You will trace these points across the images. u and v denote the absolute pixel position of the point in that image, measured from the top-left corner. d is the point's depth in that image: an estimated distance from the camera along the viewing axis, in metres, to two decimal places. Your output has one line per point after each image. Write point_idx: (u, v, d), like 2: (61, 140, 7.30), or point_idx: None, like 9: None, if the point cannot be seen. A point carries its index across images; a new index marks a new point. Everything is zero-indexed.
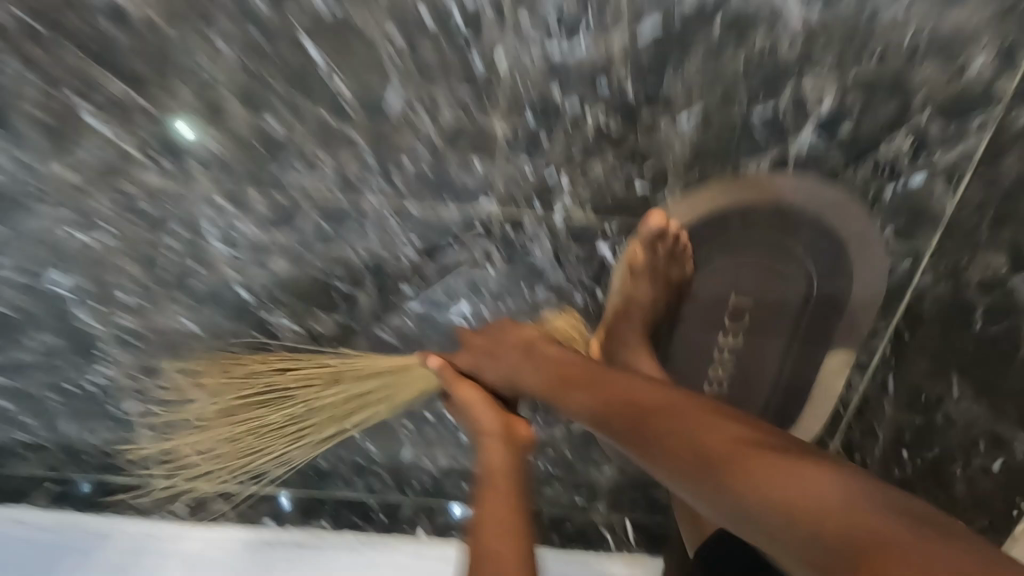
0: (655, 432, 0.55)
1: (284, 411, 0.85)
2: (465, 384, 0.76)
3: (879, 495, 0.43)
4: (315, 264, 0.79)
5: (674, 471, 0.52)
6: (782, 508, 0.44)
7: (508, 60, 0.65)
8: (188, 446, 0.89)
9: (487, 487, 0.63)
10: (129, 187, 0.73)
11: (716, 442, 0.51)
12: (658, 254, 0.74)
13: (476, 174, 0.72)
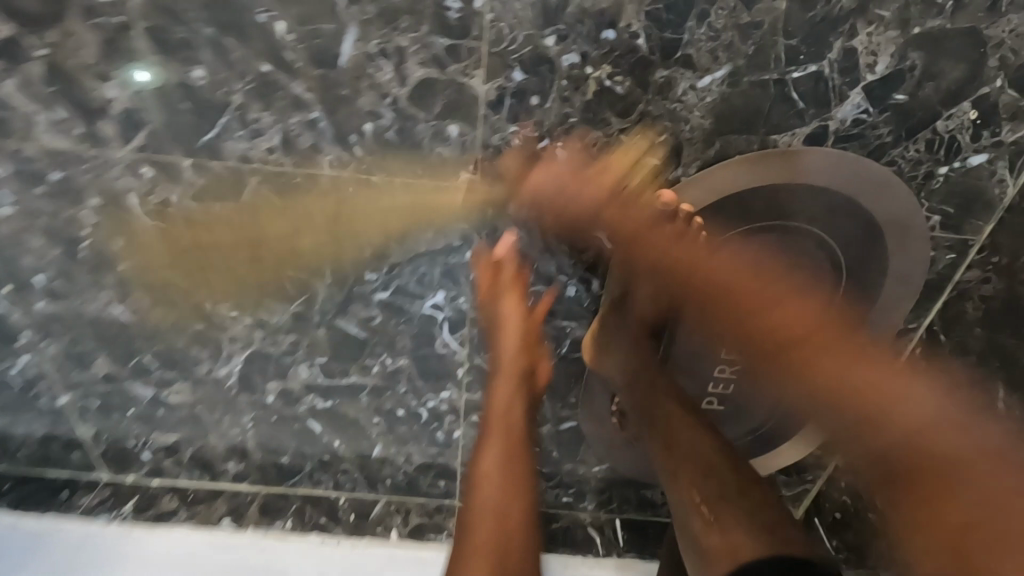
0: (747, 312, 0.59)
1: (278, 231, 0.66)
2: (507, 295, 0.66)
3: (956, 418, 0.51)
4: (263, 245, 0.68)
5: (750, 347, 0.60)
6: (867, 415, 0.53)
7: (491, 1, 0.52)
8: (150, 275, 0.71)
9: (494, 436, 0.60)
10: (31, 153, 0.62)
11: (809, 329, 0.56)
12: None
13: (451, 143, 0.60)
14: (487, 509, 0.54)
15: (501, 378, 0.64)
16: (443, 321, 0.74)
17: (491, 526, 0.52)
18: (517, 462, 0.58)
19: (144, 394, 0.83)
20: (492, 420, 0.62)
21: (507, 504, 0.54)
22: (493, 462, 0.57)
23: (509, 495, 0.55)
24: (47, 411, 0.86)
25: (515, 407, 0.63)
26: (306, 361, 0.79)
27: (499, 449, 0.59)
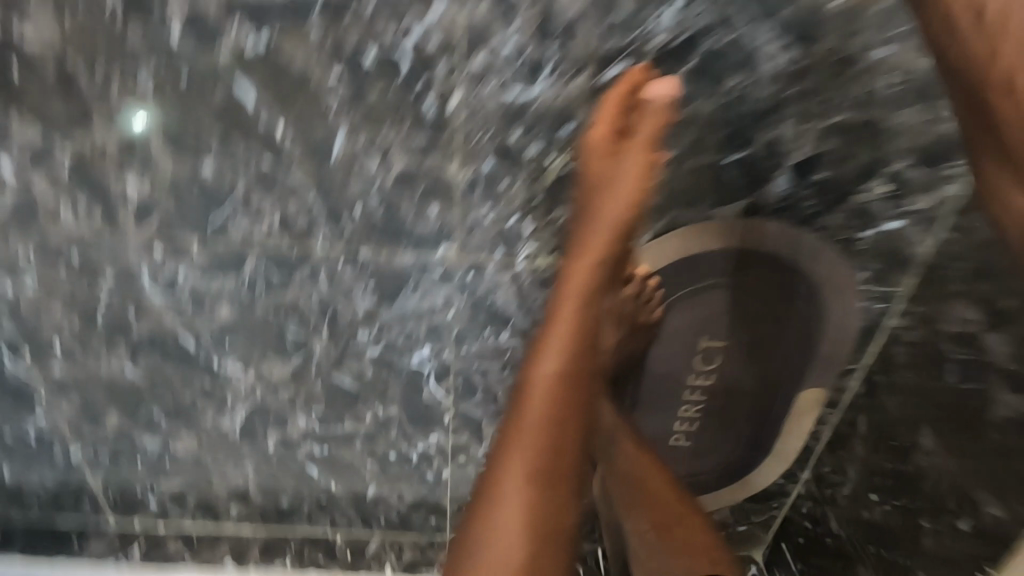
0: None
1: None
2: (634, 155, 0.60)
3: None
4: (263, 310, 0.75)
5: None
6: None
7: (462, 105, 0.60)
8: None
9: (559, 321, 0.59)
10: (54, 237, 0.69)
11: None
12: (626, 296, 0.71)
13: (432, 220, 0.68)
14: (527, 429, 0.55)
15: (584, 257, 0.60)
16: (430, 373, 0.81)
17: (540, 451, 0.54)
18: (578, 384, 0.57)
19: (152, 446, 0.89)
20: (564, 307, 0.59)
21: (557, 432, 0.55)
22: (544, 403, 0.55)
23: (563, 420, 0.55)
24: (61, 463, 0.91)
25: (597, 295, 0.60)
26: (303, 411, 0.85)
27: (556, 350, 0.57)
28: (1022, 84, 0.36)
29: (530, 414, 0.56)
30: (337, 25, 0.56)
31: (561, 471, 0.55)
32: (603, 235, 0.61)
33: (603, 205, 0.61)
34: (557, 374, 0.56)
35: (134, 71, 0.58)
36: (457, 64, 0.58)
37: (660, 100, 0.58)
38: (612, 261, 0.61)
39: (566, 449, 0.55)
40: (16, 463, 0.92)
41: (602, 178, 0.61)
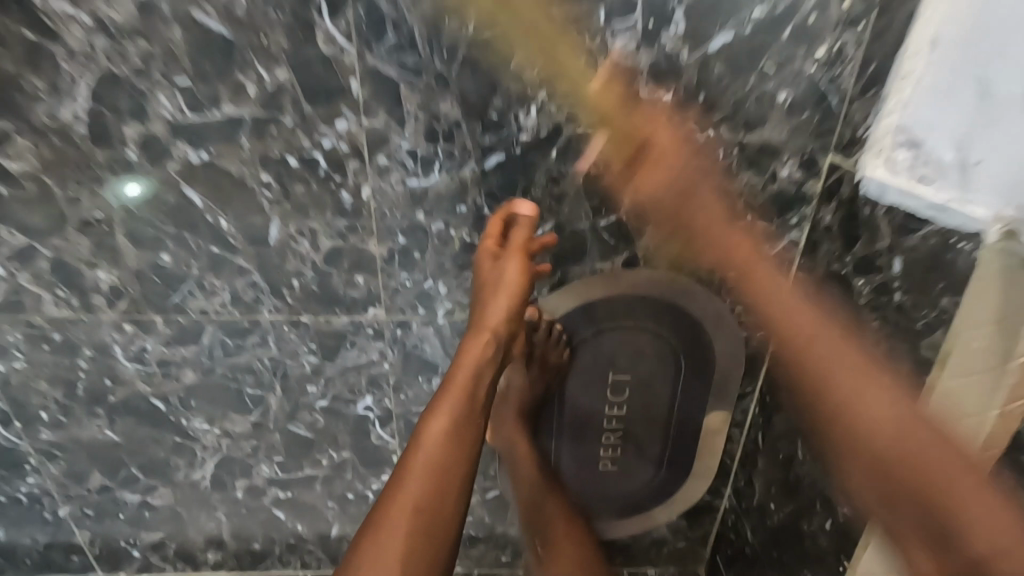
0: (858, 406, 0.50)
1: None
2: (511, 260, 0.72)
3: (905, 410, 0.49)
4: (223, 372, 0.86)
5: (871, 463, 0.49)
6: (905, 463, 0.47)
7: (373, 193, 0.72)
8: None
9: (454, 379, 0.69)
10: (39, 322, 0.80)
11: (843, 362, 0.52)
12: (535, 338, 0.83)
13: (360, 287, 0.79)
14: (415, 472, 0.64)
15: (480, 335, 0.71)
16: (374, 419, 0.91)
17: (424, 490, 0.64)
18: (464, 441, 0.67)
19: (132, 501, 0.99)
20: (455, 378, 0.69)
21: (440, 483, 0.64)
22: (433, 448, 0.66)
23: (444, 470, 0.65)
24: (50, 520, 1.00)
25: (483, 370, 0.70)
26: (266, 459, 0.95)
27: (450, 402, 0.68)
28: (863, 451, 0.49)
29: (416, 468, 0.64)
30: (264, 139, 0.69)
31: (440, 514, 0.63)
32: (492, 321, 0.72)
33: (488, 297, 0.72)
34: (442, 436, 0.66)
35: (101, 185, 0.71)
36: (366, 163, 0.70)
37: (524, 215, 0.73)
38: (499, 341, 0.72)
39: (443, 494, 0.64)
40: (10, 524, 1.01)
41: (487, 273, 0.72)
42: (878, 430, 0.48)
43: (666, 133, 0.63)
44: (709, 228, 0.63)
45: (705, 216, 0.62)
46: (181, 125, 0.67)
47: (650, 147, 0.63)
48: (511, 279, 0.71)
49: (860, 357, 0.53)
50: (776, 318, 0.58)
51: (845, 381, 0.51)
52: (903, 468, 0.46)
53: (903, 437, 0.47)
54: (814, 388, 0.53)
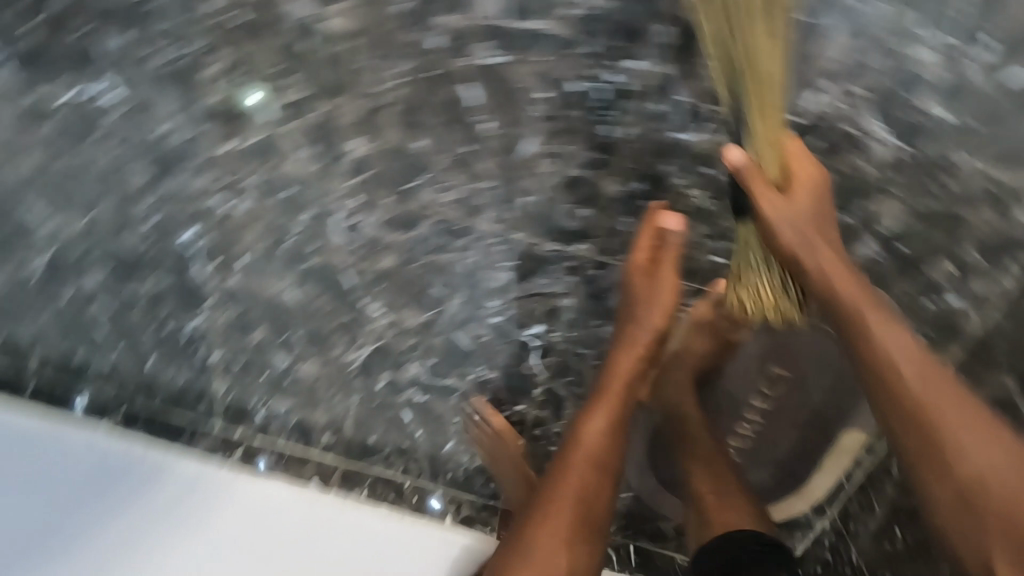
0: (911, 407, 0.62)
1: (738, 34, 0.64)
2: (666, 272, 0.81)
3: (978, 431, 0.60)
4: (418, 267, 0.91)
5: (937, 468, 0.61)
6: (938, 455, 0.61)
7: (636, 136, 0.77)
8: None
9: (605, 394, 0.82)
10: (281, 173, 0.86)
11: (903, 366, 0.63)
12: (722, 314, 0.85)
13: (582, 221, 0.83)
14: (570, 481, 0.78)
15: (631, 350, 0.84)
16: (535, 347, 0.95)
17: (579, 491, 0.77)
18: (611, 448, 0.80)
19: (282, 365, 1.04)
20: (609, 388, 0.83)
21: (591, 483, 0.78)
22: (587, 457, 0.79)
23: (596, 474, 0.79)
24: (199, 362, 1.06)
25: (633, 381, 0.84)
26: (418, 360, 1.00)
27: (604, 408, 0.82)
28: (937, 460, 0.61)
29: (577, 460, 0.79)
30: (562, 57, 0.74)
31: (587, 514, 0.77)
32: (641, 338, 0.84)
33: (642, 305, 0.83)
34: (599, 434, 0.80)
35: (398, 61, 0.76)
36: (636, 103, 0.75)
37: (737, 162, 0.69)
38: (648, 354, 0.84)
39: (593, 493, 0.78)
40: (161, 355, 1.06)
41: (642, 291, 0.82)
42: (992, 478, 0.58)
43: (804, 191, 0.70)
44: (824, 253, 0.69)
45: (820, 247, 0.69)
46: (496, 29, 0.73)
47: (786, 174, 0.71)
48: (670, 282, 0.81)
49: (949, 385, 0.63)
50: (893, 366, 0.64)
51: (938, 427, 0.61)
52: (960, 490, 0.60)
53: (957, 447, 0.60)
54: (933, 445, 0.61)
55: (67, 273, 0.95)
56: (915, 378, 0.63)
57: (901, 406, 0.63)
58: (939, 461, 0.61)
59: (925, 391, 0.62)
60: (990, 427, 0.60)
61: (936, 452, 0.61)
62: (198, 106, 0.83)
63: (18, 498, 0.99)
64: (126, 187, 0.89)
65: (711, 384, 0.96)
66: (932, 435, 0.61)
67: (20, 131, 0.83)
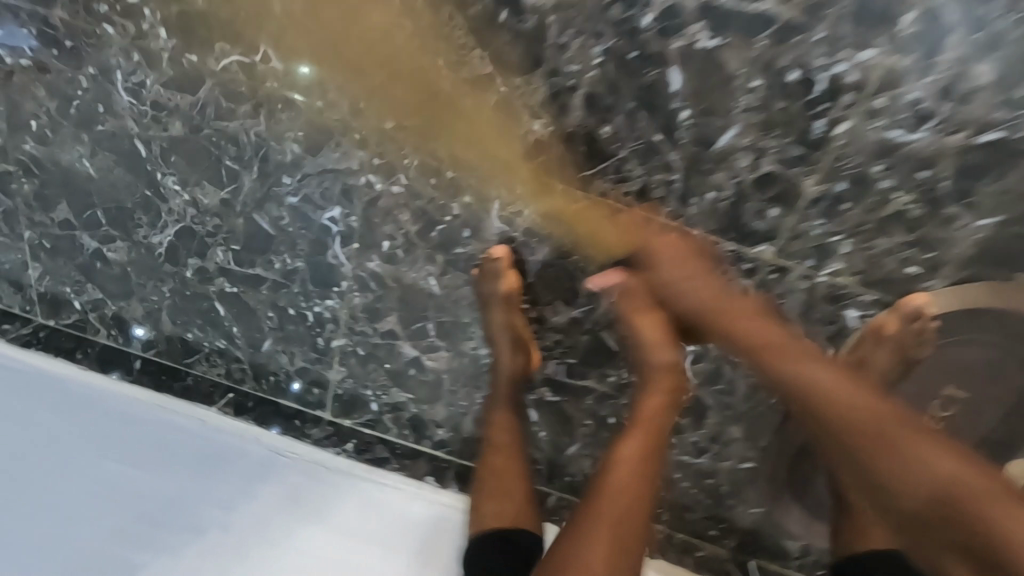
0: (847, 420, 0.67)
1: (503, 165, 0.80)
2: (646, 313, 0.85)
3: (921, 435, 0.64)
4: (577, 260, 0.86)
5: (884, 473, 0.64)
6: (885, 460, 0.64)
7: (848, 133, 0.71)
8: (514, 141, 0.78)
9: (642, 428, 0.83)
10: (444, 153, 0.81)
11: (828, 389, 0.70)
12: (911, 329, 0.80)
13: (768, 221, 0.78)
14: (596, 507, 0.78)
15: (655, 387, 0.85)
16: (688, 354, 0.90)
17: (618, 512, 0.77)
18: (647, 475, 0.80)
19: (408, 355, 0.99)
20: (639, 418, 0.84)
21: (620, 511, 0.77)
22: (624, 474, 0.80)
23: (627, 491, 0.78)
24: (319, 348, 1.01)
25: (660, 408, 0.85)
26: (556, 359, 0.95)
27: (635, 441, 0.82)
28: (886, 464, 0.64)
29: (619, 488, 0.79)
30: (782, 45, 0.67)
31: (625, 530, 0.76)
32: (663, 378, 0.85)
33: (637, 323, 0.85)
34: (632, 461, 0.80)
35: (596, 41, 0.71)
36: (862, 99, 0.69)
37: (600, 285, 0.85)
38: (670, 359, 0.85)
39: (626, 526, 0.76)
40: (281, 338, 1.01)
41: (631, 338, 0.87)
42: (953, 476, 0.61)
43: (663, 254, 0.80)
44: (728, 304, 0.79)
45: (715, 291, 0.80)
46: (714, 9, 0.67)
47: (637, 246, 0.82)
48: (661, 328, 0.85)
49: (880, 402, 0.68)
50: (819, 390, 0.70)
51: (861, 454, 0.65)
52: (927, 497, 0.61)
53: (904, 451, 0.63)
54: (877, 449, 0.64)
55: (196, 244, 0.95)
56: (841, 392, 0.69)
57: (833, 421, 0.68)
58: (888, 464, 0.64)
59: (861, 409, 0.67)
60: (928, 432, 0.65)
61: (886, 455, 0.64)
62: (365, 79, 0.78)
63: (142, 475, 1.00)
64: (277, 161, 0.85)
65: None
66: (868, 439, 0.65)
67: (178, 96, 0.83)
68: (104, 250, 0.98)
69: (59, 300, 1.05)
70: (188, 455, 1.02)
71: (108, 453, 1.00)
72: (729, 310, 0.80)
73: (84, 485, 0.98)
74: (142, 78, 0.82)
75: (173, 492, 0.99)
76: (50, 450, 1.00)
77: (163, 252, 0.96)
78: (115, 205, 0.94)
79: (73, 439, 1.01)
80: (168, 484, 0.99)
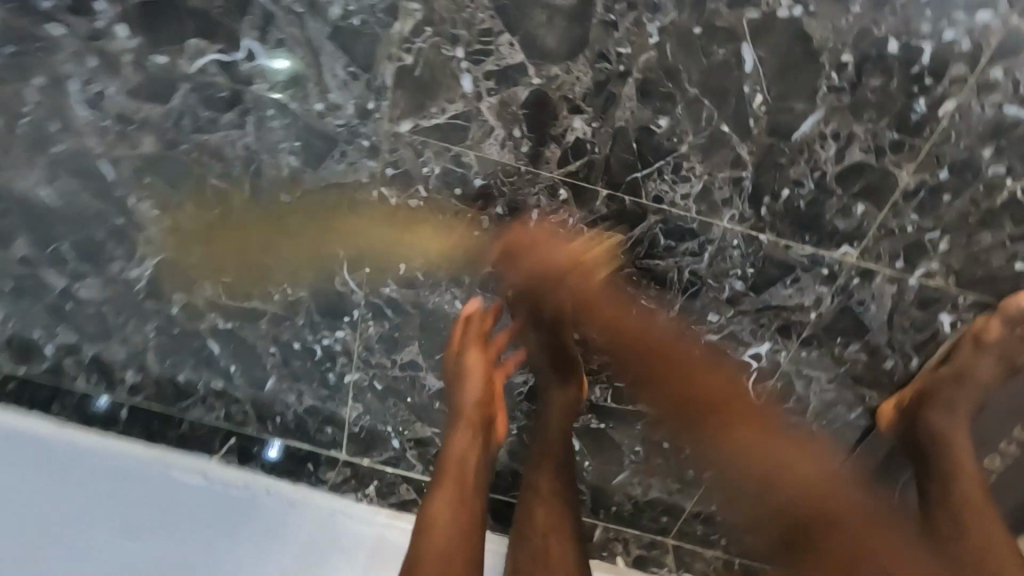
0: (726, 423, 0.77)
1: (300, 244, 0.77)
2: (471, 350, 0.78)
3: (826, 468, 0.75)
4: (626, 275, 0.75)
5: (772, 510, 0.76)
6: (767, 477, 0.75)
7: (955, 113, 0.60)
8: (302, 212, 0.74)
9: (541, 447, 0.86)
10: (470, 159, 0.69)
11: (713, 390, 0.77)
12: (1015, 331, 0.71)
13: (852, 220, 0.67)
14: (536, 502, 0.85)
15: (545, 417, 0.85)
16: (754, 369, 0.80)
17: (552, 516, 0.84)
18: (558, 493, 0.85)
19: (432, 387, 0.87)
20: (442, 474, 0.76)
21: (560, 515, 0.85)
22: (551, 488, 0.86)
23: (558, 501, 0.85)
24: (330, 384, 0.89)
25: (466, 458, 0.77)
26: (601, 382, 0.84)
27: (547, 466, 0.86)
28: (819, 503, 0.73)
29: (546, 498, 0.85)
30: (882, 9, 0.56)
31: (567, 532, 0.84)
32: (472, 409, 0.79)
33: (460, 392, 0.79)
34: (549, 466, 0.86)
35: (653, 18, 0.59)
36: (975, 71, 0.58)
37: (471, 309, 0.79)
38: (478, 425, 0.79)
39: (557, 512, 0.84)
40: (286, 375, 0.89)
41: (453, 365, 0.79)
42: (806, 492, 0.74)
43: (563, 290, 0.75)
44: (574, 284, 0.75)
45: (578, 284, 0.75)
46: None
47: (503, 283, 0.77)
48: (482, 365, 0.78)
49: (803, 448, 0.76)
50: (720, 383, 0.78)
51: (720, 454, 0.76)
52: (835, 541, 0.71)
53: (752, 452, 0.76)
54: (770, 472, 0.75)
55: (181, 276, 0.82)
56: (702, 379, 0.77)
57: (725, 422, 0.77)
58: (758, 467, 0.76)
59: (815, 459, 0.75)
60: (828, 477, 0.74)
61: (762, 473, 0.76)
62: (372, 75, 0.65)
63: (157, 544, 0.90)
64: (271, 177, 0.73)
65: (977, 415, 0.77)
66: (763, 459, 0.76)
67: (149, 106, 0.70)
68: (74, 287, 0.85)
69: (27, 346, 0.91)
70: (199, 507, 0.92)
71: (114, 524, 0.90)
72: (575, 295, 0.76)
73: (88, 561, 0.88)
74: (102, 86, 0.69)
75: (188, 550, 0.90)
76: (40, 520, 0.89)
77: (144, 286, 0.84)
78: (84, 237, 0.81)
79: (71, 513, 0.90)
80: (189, 549, 0.90)
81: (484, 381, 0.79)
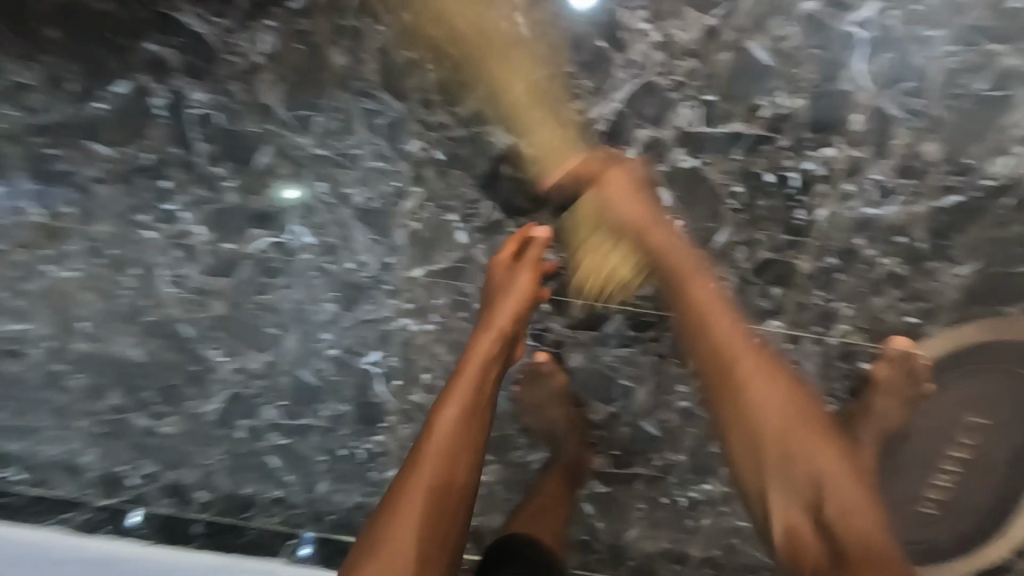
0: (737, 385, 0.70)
1: None
2: (523, 271, 0.79)
3: (792, 434, 0.68)
4: (605, 362, 0.93)
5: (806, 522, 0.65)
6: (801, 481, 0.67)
7: (827, 215, 0.79)
8: None
9: (561, 447, 0.95)
10: (470, 290, 0.88)
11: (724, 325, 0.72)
12: (901, 373, 0.82)
13: (772, 298, 0.83)
14: (550, 490, 0.94)
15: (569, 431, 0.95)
16: None
17: (556, 502, 0.94)
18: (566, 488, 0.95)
19: None
20: (460, 378, 0.74)
21: (561, 505, 0.94)
22: (562, 482, 0.95)
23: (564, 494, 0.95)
24: (372, 482, 1.04)
25: (488, 370, 0.75)
26: (602, 451, 0.98)
27: (563, 466, 0.96)
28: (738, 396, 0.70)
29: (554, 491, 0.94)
30: (753, 154, 0.78)
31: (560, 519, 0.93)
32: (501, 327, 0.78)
33: (497, 303, 0.78)
34: (564, 470, 0.96)
35: None
36: (833, 187, 0.78)
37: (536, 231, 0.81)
38: (505, 339, 0.77)
39: (560, 501, 0.94)
40: (335, 478, 1.04)
41: (500, 284, 0.80)
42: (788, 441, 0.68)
43: (625, 195, 0.76)
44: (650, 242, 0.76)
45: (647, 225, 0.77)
46: (690, 136, 0.78)
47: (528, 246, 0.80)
48: (524, 290, 0.78)
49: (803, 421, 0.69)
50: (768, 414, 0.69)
51: (829, 484, 0.66)
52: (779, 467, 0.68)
53: (788, 439, 0.68)
54: (750, 387, 0.70)
55: (246, 406, 1.00)
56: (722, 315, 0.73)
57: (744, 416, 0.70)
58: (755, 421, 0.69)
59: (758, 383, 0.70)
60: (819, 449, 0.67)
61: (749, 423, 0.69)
62: (389, 238, 0.86)
63: None
64: (316, 320, 0.92)
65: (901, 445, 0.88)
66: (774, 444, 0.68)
67: (219, 279, 0.90)
68: (155, 425, 1.03)
69: (115, 478, 1.06)
70: None
71: None
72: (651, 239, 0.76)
73: None
74: (184, 269, 0.90)
75: None
76: None
77: (214, 417, 1.01)
78: (165, 383, 0.99)
79: None
80: None
81: (523, 302, 0.78)
